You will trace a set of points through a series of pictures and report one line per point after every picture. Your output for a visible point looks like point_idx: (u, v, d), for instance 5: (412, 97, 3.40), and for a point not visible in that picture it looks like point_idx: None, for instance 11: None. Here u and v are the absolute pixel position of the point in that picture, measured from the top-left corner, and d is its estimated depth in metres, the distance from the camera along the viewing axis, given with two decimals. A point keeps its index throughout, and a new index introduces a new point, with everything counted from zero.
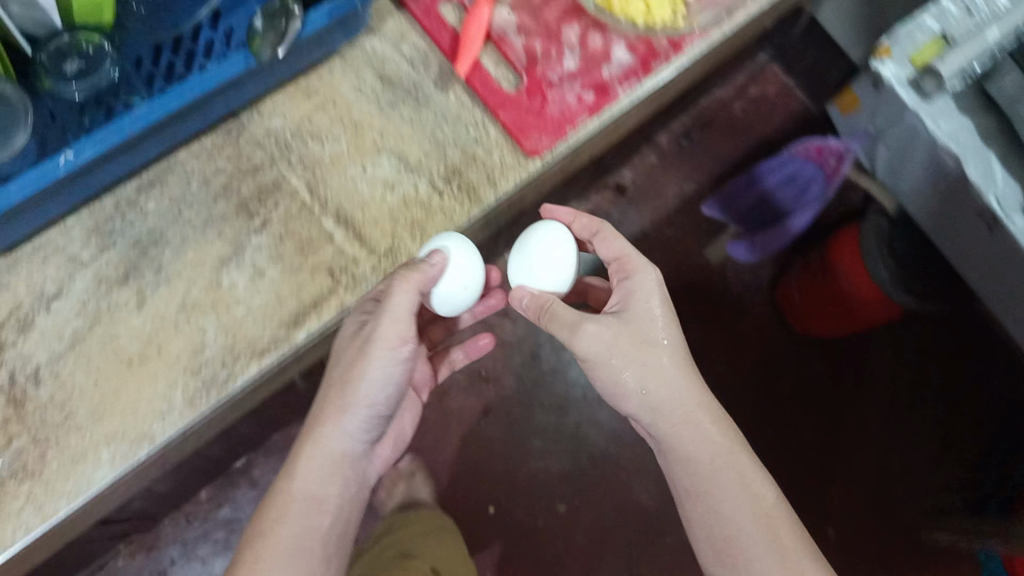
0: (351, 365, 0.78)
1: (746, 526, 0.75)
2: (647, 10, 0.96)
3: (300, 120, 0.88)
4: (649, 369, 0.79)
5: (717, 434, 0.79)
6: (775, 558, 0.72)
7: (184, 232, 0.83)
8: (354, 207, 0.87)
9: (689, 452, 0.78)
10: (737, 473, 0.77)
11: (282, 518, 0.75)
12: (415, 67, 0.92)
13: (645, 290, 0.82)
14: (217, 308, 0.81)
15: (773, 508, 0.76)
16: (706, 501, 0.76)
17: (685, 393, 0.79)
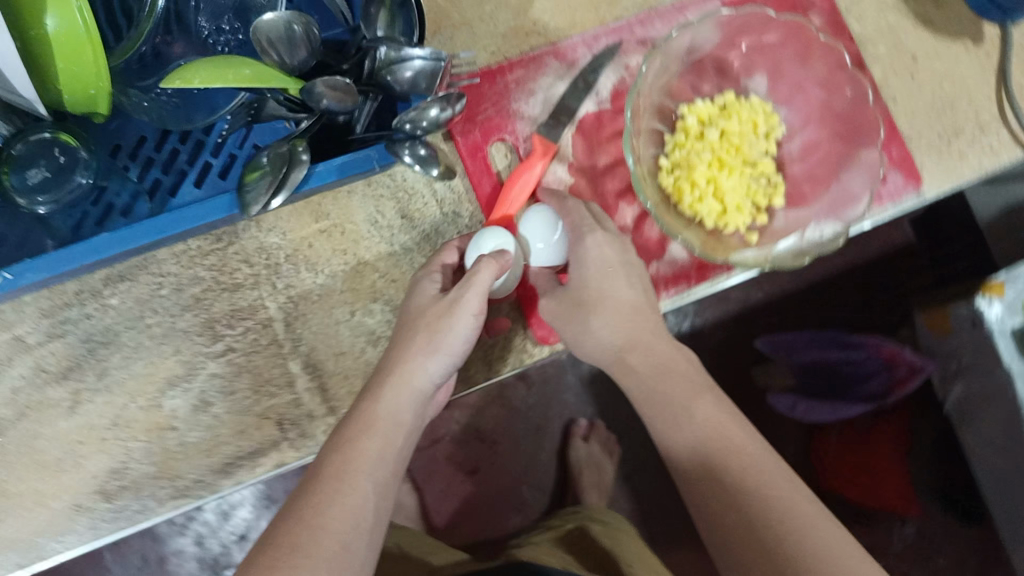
0: (430, 334, 0.68)
1: (721, 456, 0.62)
2: (724, 207, 0.81)
3: (300, 242, 0.78)
4: (595, 292, 0.70)
5: (692, 387, 0.67)
6: (762, 481, 0.60)
7: (141, 339, 0.75)
8: (327, 355, 0.78)
9: (640, 376, 0.69)
10: (701, 422, 0.64)
11: (336, 482, 0.60)
12: (444, 211, 0.81)
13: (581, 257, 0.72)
14: (150, 433, 0.75)
15: (738, 424, 0.65)
16: (683, 440, 0.64)
17: (629, 342, 0.70)
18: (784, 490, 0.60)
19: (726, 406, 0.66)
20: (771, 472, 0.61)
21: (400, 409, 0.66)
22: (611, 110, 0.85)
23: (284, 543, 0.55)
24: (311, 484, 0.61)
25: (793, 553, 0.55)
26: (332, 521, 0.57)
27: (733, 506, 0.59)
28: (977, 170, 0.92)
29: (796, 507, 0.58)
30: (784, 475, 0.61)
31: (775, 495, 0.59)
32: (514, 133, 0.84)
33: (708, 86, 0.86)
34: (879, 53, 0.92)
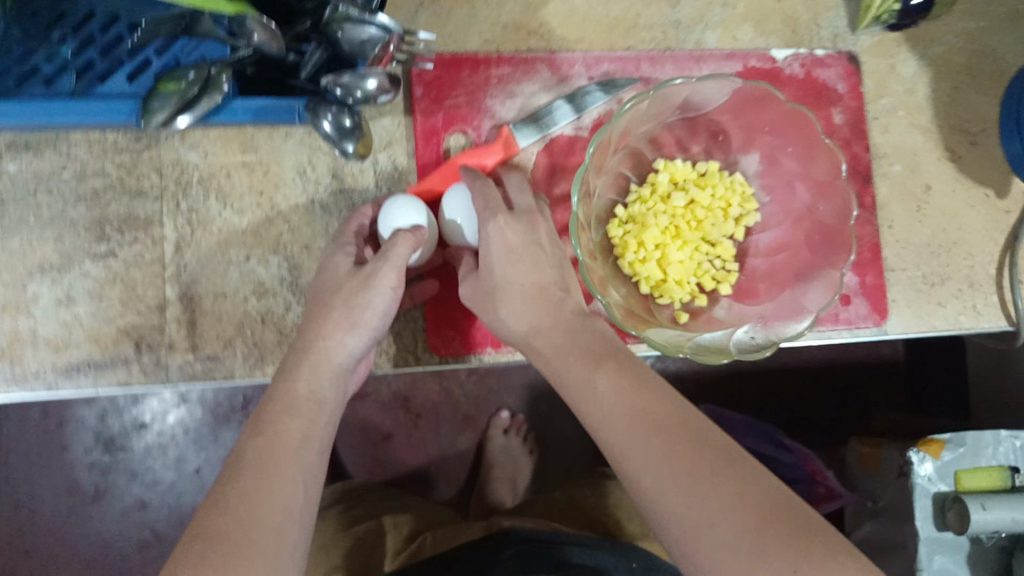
0: (346, 311, 0.65)
1: (630, 428, 0.55)
2: (664, 278, 0.75)
3: (218, 169, 0.74)
4: (525, 284, 0.65)
5: (603, 360, 0.61)
6: (666, 454, 0.53)
7: (25, 216, 0.72)
8: (207, 291, 0.74)
9: (561, 362, 0.62)
10: (605, 395, 0.58)
11: (268, 465, 0.56)
12: (378, 185, 0.77)
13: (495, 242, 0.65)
14: (4, 313, 0.71)
15: (646, 390, 0.57)
16: (594, 416, 0.58)
17: (541, 330, 0.64)
18: (685, 458, 0.53)
19: (637, 371, 0.60)
20: (677, 433, 0.55)
21: (319, 387, 0.63)
22: (586, 139, 0.79)
23: (213, 542, 0.51)
24: (240, 457, 0.57)
25: (701, 545, 0.50)
26: (259, 513, 0.53)
27: (637, 451, 0.54)
28: (950, 324, 0.85)
29: (701, 470, 0.52)
30: (694, 437, 0.54)
31: (671, 469, 0.53)
32: (478, 129, 0.78)
33: (696, 147, 0.82)
34: (892, 171, 0.86)
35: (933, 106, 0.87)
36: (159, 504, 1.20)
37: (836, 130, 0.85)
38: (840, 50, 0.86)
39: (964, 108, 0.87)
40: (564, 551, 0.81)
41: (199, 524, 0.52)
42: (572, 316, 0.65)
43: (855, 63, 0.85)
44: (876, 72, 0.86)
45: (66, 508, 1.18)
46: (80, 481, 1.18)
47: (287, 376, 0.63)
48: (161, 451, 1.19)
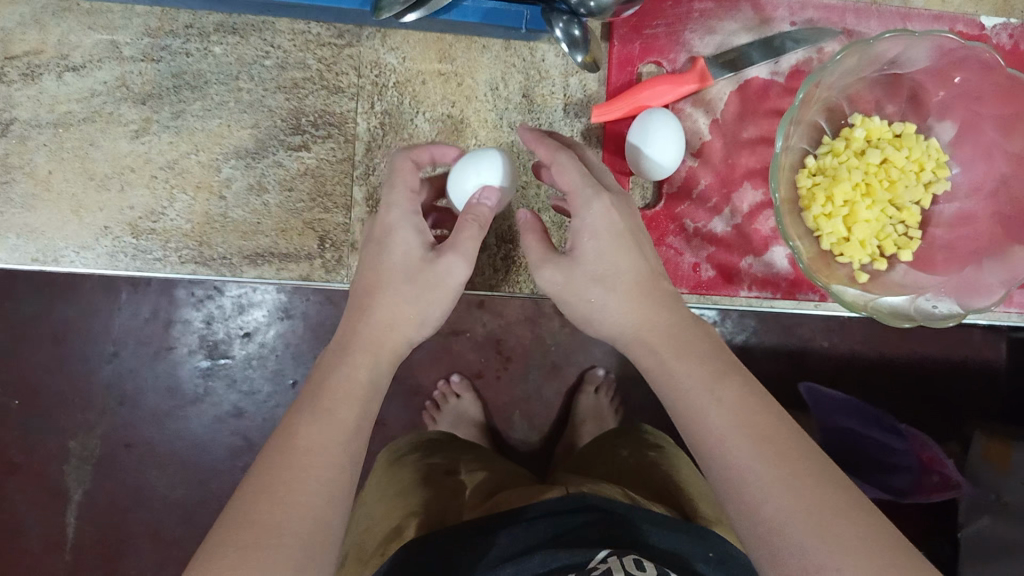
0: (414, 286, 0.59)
1: (740, 449, 0.45)
2: (849, 236, 0.73)
3: (414, 75, 0.75)
4: (600, 277, 0.57)
5: (710, 366, 0.50)
6: (786, 490, 0.43)
7: (226, 99, 0.73)
8: None
9: (669, 363, 0.52)
10: (717, 412, 0.47)
11: (316, 456, 0.48)
12: (566, 108, 0.76)
13: (589, 230, 0.57)
14: (197, 192, 0.73)
15: (764, 412, 0.47)
16: (700, 428, 0.48)
17: (651, 326, 0.55)
18: (801, 493, 0.42)
19: (740, 381, 0.49)
20: (799, 469, 0.43)
21: (380, 370, 0.56)
22: (782, 85, 0.77)
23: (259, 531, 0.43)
24: (293, 430, 0.49)
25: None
26: (298, 518, 0.44)
27: (743, 483, 0.44)
28: None
29: (828, 509, 0.41)
30: (815, 471, 0.43)
31: (784, 502, 0.42)
32: (673, 62, 0.77)
33: (892, 107, 0.79)
34: None
35: None
36: (257, 418, 0.93)
37: None
38: None
39: None
40: (638, 529, 0.64)
41: (243, 514, 0.44)
42: (673, 319, 0.55)
43: None
44: None
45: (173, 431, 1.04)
46: (178, 385, 0.91)
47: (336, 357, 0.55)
48: (261, 365, 0.91)
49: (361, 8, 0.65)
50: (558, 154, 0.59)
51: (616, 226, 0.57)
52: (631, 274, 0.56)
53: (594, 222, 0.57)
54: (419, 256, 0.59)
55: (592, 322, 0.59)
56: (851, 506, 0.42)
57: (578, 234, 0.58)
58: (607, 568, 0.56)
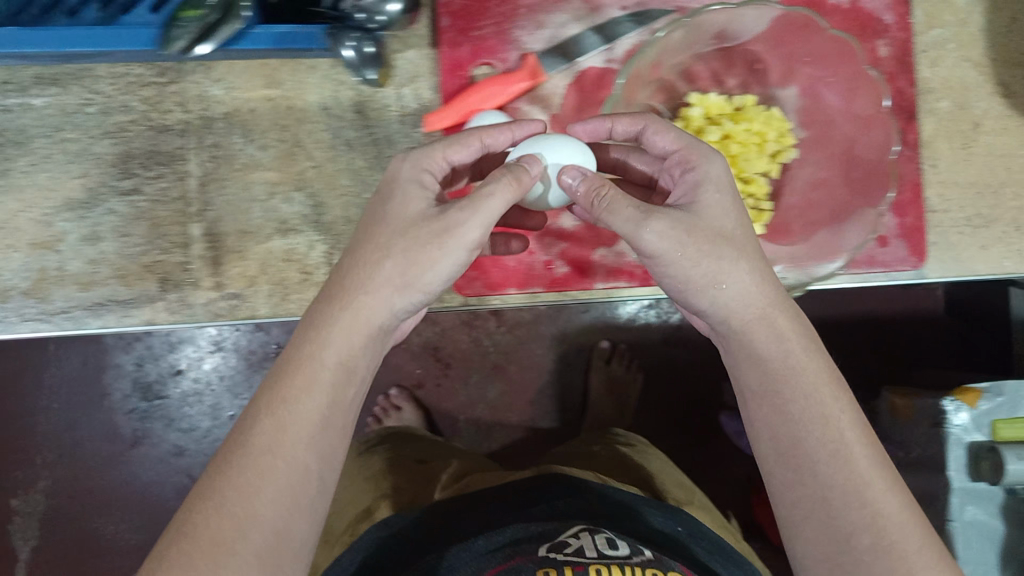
0: (404, 259, 0.54)
1: (831, 467, 0.52)
2: None
3: (242, 104, 0.74)
4: (728, 237, 0.56)
5: (820, 373, 0.55)
6: (875, 521, 0.50)
7: (52, 151, 0.72)
8: (232, 229, 0.73)
9: (785, 349, 0.55)
10: (845, 430, 0.53)
11: (269, 456, 0.50)
12: (402, 120, 0.75)
13: (712, 179, 0.58)
14: (31, 248, 0.72)
15: (869, 442, 0.53)
16: (787, 423, 0.54)
17: (776, 306, 0.56)
18: (886, 521, 0.50)
19: (845, 394, 0.55)
20: (876, 497, 0.51)
21: (354, 357, 0.54)
22: (616, 71, 0.76)
23: (202, 547, 0.47)
24: (252, 426, 0.51)
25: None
26: (275, 510, 0.49)
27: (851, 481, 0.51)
28: (989, 269, 0.83)
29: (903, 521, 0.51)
30: (902, 508, 0.51)
31: (886, 502, 0.51)
32: (505, 61, 0.76)
33: (732, 80, 0.78)
34: (940, 107, 0.82)
35: (989, 39, 0.82)
36: None
37: (880, 64, 0.80)
38: None
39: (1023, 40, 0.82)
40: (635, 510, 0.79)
41: (185, 530, 0.48)
42: (778, 287, 0.57)
43: None
44: (928, 3, 0.81)
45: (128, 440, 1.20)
46: None
47: (309, 333, 0.54)
48: None
49: (148, 46, 0.65)
50: (646, 118, 0.64)
51: (734, 182, 0.58)
52: (754, 236, 0.58)
53: (715, 173, 0.58)
54: (410, 214, 0.56)
55: (695, 295, 0.57)
56: (921, 539, 0.51)
57: (696, 182, 0.58)
58: (580, 547, 0.66)
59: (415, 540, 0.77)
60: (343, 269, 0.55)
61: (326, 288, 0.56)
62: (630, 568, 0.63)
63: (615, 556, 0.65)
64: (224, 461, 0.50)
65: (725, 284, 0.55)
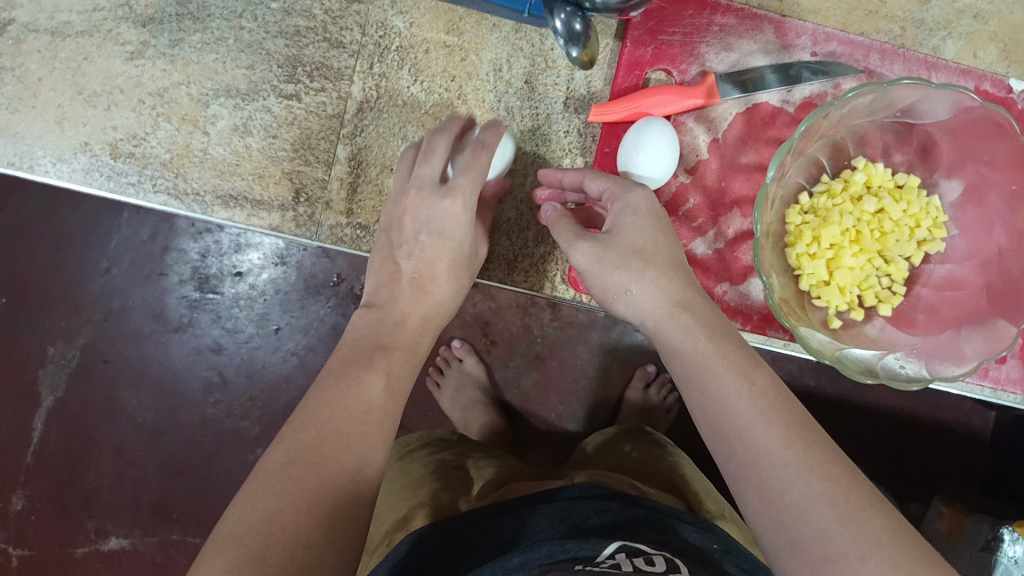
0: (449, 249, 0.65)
1: (757, 428, 0.48)
2: (829, 280, 0.72)
3: (418, 42, 0.73)
4: (635, 249, 0.59)
5: (723, 350, 0.53)
6: (801, 474, 0.45)
7: (226, 36, 0.72)
8: (375, 161, 0.73)
9: (699, 347, 0.54)
10: (756, 420, 0.48)
11: (370, 413, 0.53)
12: (566, 102, 0.75)
13: (631, 208, 0.61)
14: (182, 123, 0.72)
15: (779, 396, 0.50)
16: (717, 405, 0.50)
17: (681, 304, 0.57)
18: (816, 474, 0.45)
19: (752, 363, 0.52)
20: (797, 458, 0.46)
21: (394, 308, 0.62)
22: (790, 114, 0.75)
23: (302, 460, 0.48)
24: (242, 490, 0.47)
25: None
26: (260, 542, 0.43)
27: (795, 482, 0.45)
28: None
29: (882, 529, 0.42)
30: (829, 478, 0.45)
31: (829, 490, 0.44)
32: (683, 73, 0.75)
33: (900, 156, 0.76)
34: None
35: None
36: (235, 354, 1.00)
37: None
38: None
39: None
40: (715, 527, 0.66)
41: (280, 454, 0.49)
42: (686, 289, 0.58)
43: None
44: None
45: (138, 331, 0.99)
46: (167, 309, 0.98)
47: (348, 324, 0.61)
48: (248, 306, 0.98)
49: None
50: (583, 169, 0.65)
51: (654, 209, 0.62)
52: None
53: (635, 203, 0.61)
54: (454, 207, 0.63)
55: (617, 302, 0.61)
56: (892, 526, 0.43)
57: (618, 213, 0.62)
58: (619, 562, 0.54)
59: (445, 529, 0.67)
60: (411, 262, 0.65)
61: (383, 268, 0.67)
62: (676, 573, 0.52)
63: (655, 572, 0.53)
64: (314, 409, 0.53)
65: (631, 292, 0.59)
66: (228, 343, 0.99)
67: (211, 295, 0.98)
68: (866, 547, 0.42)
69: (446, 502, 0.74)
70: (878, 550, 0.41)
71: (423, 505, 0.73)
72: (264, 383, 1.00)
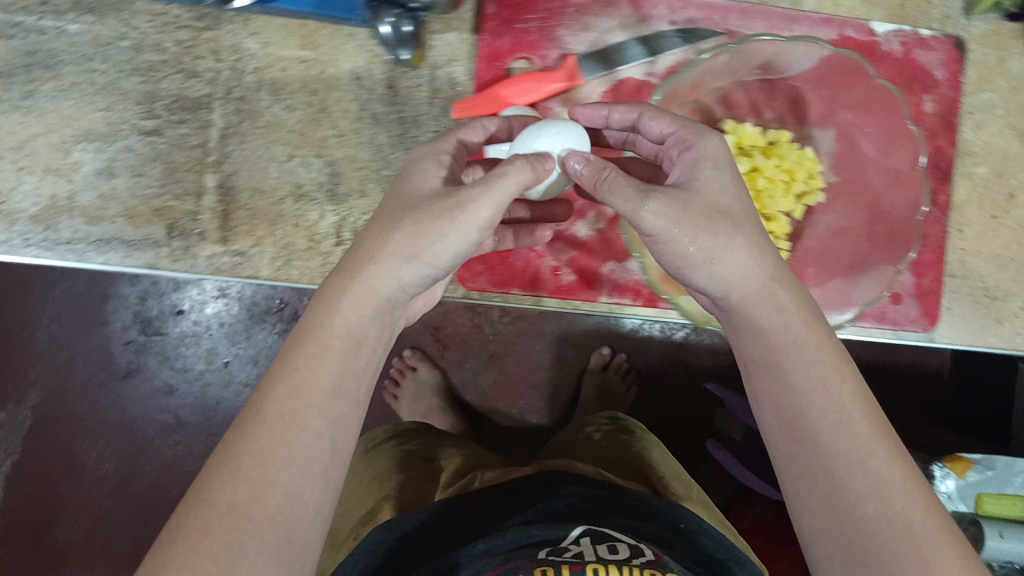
0: (411, 236, 0.50)
1: (837, 434, 0.46)
2: None
3: (275, 62, 0.73)
4: (720, 210, 0.51)
5: (817, 338, 0.49)
6: (878, 490, 0.44)
7: (80, 81, 0.72)
8: (246, 185, 0.73)
9: (785, 320, 0.50)
10: (851, 426, 0.46)
11: (303, 428, 0.44)
12: (432, 102, 0.74)
13: (710, 157, 0.53)
14: (46, 173, 0.72)
15: (867, 402, 0.47)
16: (788, 395, 0.48)
17: (776, 279, 0.51)
18: (899, 490, 0.44)
19: (843, 359, 0.49)
20: (879, 467, 0.45)
21: (361, 323, 0.49)
22: (655, 86, 0.75)
23: (218, 512, 0.40)
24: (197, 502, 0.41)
25: None
26: None
27: (876, 495, 0.44)
28: (1001, 343, 0.81)
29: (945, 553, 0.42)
30: (913, 491, 0.44)
31: (917, 516, 0.43)
32: (544, 58, 0.74)
33: (770, 113, 0.76)
34: (976, 171, 0.80)
35: None
36: (189, 394, 0.94)
37: (924, 120, 0.78)
38: (946, 34, 0.79)
39: None
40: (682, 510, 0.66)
41: (196, 494, 0.41)
42: (774, 257, 0.52)
43: (959, 50, 0.78)
44: (980, 64, 0.79)
45: (93, 379, 0.92)
46: (111, 357, 0.92)
47: (316, 301, 0.49)
48: (196, 342, 0.92)
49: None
50: (642, 105, 0.60)
51: (730, 160, 0.54)
52: None
53: (714, 154, 0.53)
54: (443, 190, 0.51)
55: (692, 271, 0.53)
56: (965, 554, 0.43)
57: (691, 166, 0.54)
58: (578, 551, 0.55)
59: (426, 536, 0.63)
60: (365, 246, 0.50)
61: (344, 257, 0.51)
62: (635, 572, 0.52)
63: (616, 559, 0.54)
64: (241, 428, 0.44)
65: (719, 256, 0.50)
66: (142, 413, 0.93)
67: (158, 335, 0.92)
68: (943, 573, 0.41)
69: (410, 497, 0.70)
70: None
71: (387, 499, 0.71)
72: (223, 420, 0.94)
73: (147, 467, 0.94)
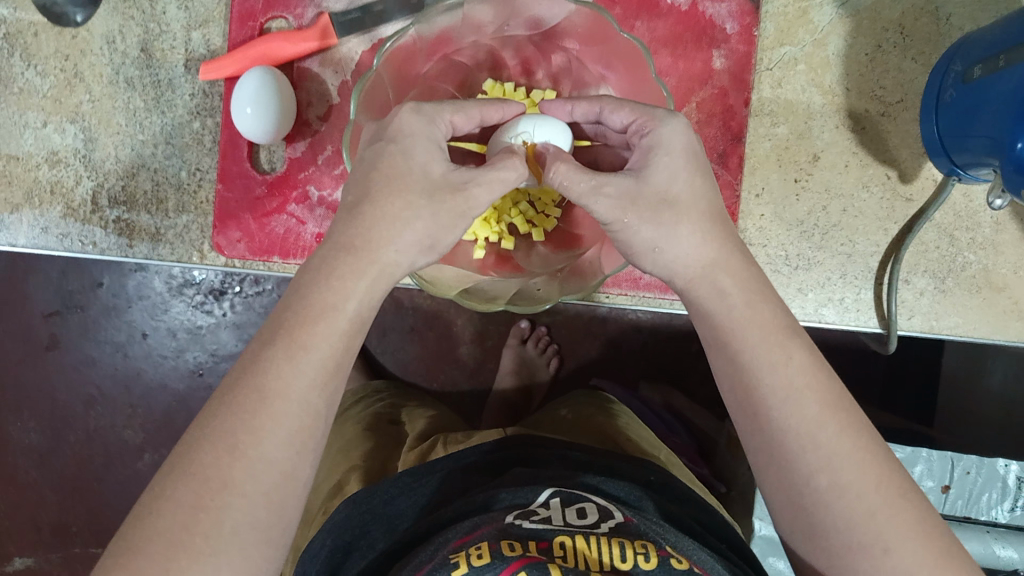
0: (429, 228, 0.51)
1: (789, 409, 0.48)
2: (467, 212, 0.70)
3: (26, 27, 0.72)
4: (669, 200, 0.52)
5: (761, 320, 0.50)
6: (829, 462, 0.46)
7: None
8: (1, 153, 0.73)
9: (728, 303, 0.51)
10: (811, 402, 0.48)
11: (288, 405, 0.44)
12: (186, 64, 0.72)
13: (663, 144, 0.53)
14: None
15: (817, 373, 0.49)
16: (735, 371, 0.50)
17: (717, 264, 0.53)
18: (850, 464, 0.46)
19: (790, 336, 0.50)
20: (829, 440, 0.47)
21: (369, 307, 0.49)
22: None
23: (212, 490, 0.41)
24: (193, 469, 0.41)
25: (850, 551, 0.45)
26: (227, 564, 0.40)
27: (826, 469, 0.46)
28: (804, 315, 0.77)
29: (894, 519, 0.45)
30: (858, 447, 0.47)
31: (876, 493, 0.45)
32: (300, 17, 0.72)
33: (542, 72, 0.71)
34: (776, 133, 0.76)
35: (847, 69, 0.75)
36: (110, 366, 1.01)
37: (714, 78, 0.74)
38: None
39: (885, 71, 0.75)
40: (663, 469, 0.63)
41: (190, 464, 0.42)
42: (716, 239, 0.53)
43: (754, 2, 0.74)
44: (781, 17, 0.75)
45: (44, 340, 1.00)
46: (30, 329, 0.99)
47: (325, 280, 0.48)
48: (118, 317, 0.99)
49: None
50: (602, 98, 0.58)
51: (692, 150, 0.54)
52: (702, 202, 0.54)
53: (668, 140, 0.53)
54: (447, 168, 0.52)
55: (639, 260, 0.55)
56: (912, 513, 0.45)
57: (647, 145, 0.54)
58: (548, 516, 0.52)
59: (396, 505, 0.60)
60: (361, 225, 0.50)
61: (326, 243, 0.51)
62: (596, 536, 0.50)
63: (583, 525, 0.52)
64: (228, 401, 0.44)
65: (661, 249, 0.53)
66: (102, 353, 1.00)
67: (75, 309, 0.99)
68: (891, 537, 0.44)
69: (376, 467, 0.70)
70: (907, 543, 0.44)
71: (355, 470, 0.68)
72: (140, 391, 1.01)
73: (72, 437, 1.03)
